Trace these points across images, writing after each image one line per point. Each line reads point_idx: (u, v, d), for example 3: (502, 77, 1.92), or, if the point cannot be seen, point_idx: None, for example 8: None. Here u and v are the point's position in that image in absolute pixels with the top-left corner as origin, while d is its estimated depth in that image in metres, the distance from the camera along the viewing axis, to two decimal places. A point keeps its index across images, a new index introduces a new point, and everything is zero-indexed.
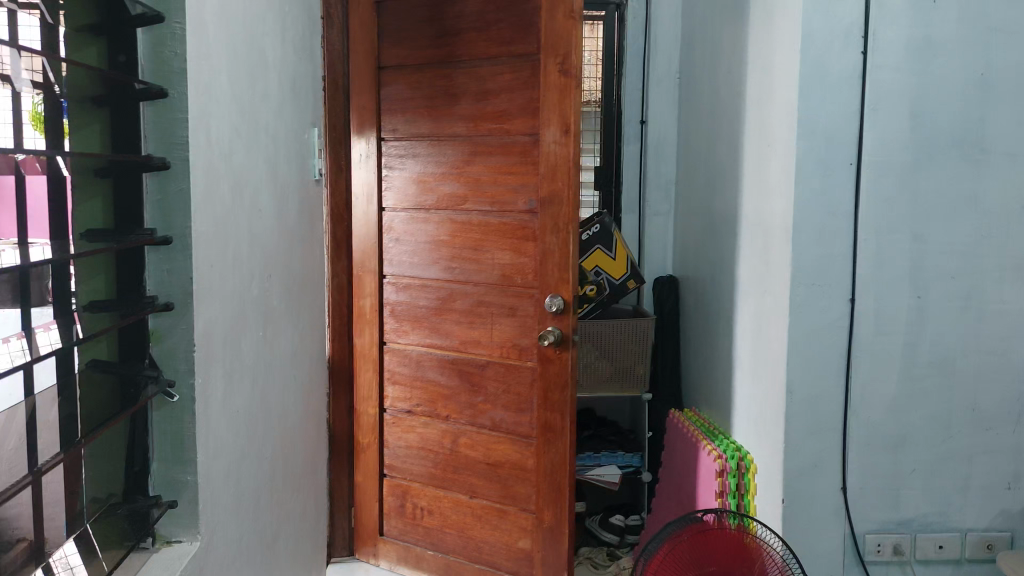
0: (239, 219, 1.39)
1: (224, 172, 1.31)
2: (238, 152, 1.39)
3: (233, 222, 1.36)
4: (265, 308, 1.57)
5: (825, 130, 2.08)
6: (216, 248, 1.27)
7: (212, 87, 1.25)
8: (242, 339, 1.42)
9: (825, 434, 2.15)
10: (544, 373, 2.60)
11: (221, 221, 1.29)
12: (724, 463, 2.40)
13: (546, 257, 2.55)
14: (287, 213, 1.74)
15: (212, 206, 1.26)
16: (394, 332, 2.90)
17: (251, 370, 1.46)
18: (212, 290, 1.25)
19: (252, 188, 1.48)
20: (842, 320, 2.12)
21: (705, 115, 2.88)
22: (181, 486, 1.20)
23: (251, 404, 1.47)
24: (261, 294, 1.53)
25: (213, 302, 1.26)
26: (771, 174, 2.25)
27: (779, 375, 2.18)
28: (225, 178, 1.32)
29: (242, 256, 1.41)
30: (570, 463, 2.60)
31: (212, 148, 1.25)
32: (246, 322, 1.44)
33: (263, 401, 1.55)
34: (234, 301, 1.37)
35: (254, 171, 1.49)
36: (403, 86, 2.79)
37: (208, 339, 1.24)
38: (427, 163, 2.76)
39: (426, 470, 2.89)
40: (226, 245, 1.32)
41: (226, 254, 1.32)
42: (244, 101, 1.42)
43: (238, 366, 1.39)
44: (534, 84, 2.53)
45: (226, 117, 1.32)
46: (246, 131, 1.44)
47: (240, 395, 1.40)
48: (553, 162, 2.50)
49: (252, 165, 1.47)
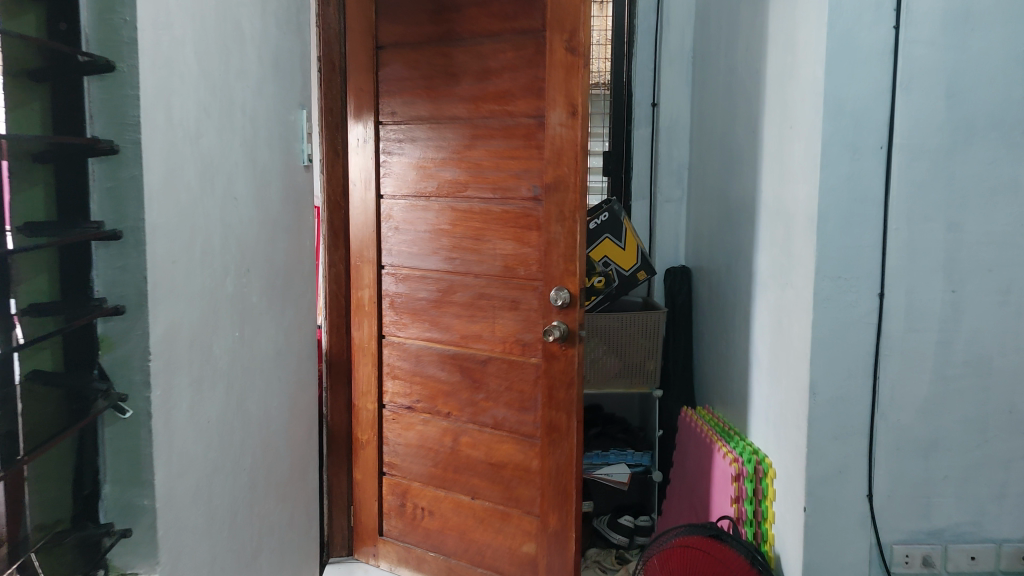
0: (209, 209, 1.24)
1: (192, 155, 1.16)
2: (210, 134, 1.25)
3: (203, 213, 1.21)
4: (243, 306, 1.43)
5: (853, 110, 1.92)
6: (181, 241, 1.12)
7: (175, 59, 1.10)
8: (215, 342, 1.27)
9: (851, 439, 2.01)
10: (548, 370, 2.46)
11: (187, 211, 1.14)
12: (740, 467, 2.32)
13: (550, 247, 2.40)
14: (270, 202, 1.60)
15: (174, 192, 1.09)
16: (393, 326, 2.77)
17: (227, 376, 1.33)
18: (177, 290, 1.10)
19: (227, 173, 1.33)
20: (871, 316, 1.98)
21: (721, 95, 2.71)
22: (137, 512, 1.03)
23: (226, 414, 1.32)
24: (236, 293, 1.38)
25: (178, 302, 1.10)
26: (794, 158, 2.09)
27: (801, 375, 2.04)
28: (190, 159, 1.15)
29: (214, 251, 1.26)
30: (576, 466, 2.46)
31: (177, 129, 1.10)
32: (221, 323, 1.30)
33: (241, 407, 1.41)
34: (203, 301, 1.20)
35: (229, 156, 1.34)
36: (400, 65, 2.65)
37: (173, 342, 1.09)
38: (427, 148, 2.62)
39: (426, 470, 2.76)
40: (194, 237, 1.17)
41: (194, 248, 1.17)
42: (215, 76, 1.28)
43: (210, 372, 1.24)
44: (540, 62, 2.37)
45: (193, 94, 1.17)
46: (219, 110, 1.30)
47: (214, 405, 1.26)
48: (558, 146, 2.35)
49: (229, 149, 1.34)
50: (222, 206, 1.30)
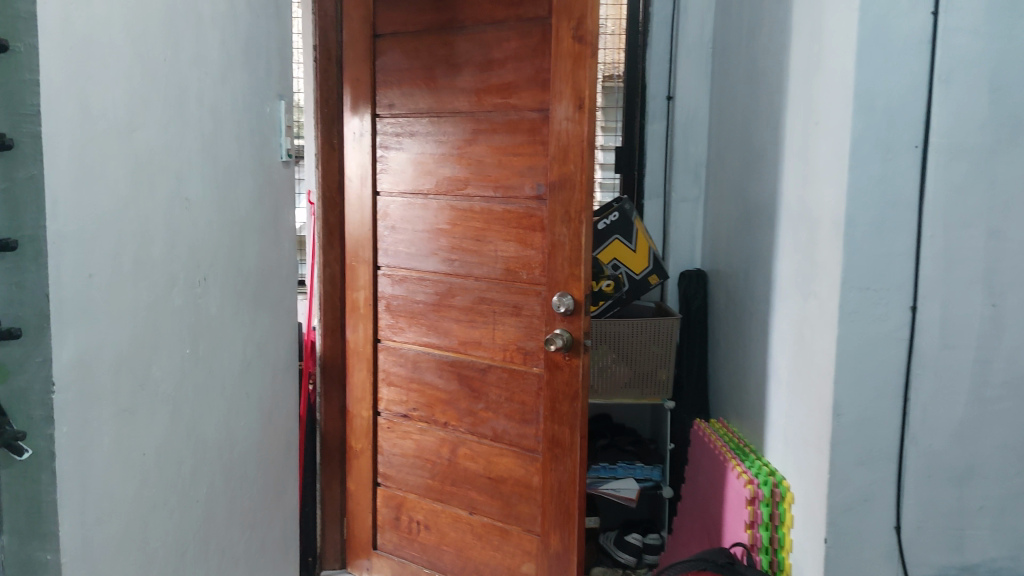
0: (149, 213, 1.09)
1: (120, 151, 1.01)
2: (151, 127, 1.09)
3: (138, 217, 1.06)
4: (199, 319, 1.27)
5: (886, 105, 1.75)
6: (102, 250, 0.97)
7: (98, 40, 0.95)
8: (156, 364, 1.12)
9: (877, 465, 1.84)
10: (551, 381, 2.29)
11: (110, 216, 0.98)
12: (755, 489, 2.13)
13: (554, 250, 2.23)
14: (238, 202, 1.44)
15: (92, 195, 0.94)
16: (390, 329, 2.61)
17: (177, 400, 1.19)
18: (96, 308, 0.95)
19: (178, 171, 1.18)
20: (901, 332, 1.80)
21: (742, 87, 2.53)
22: (39, 569, 0.88)
23: (173, 443, 1.18)
24: (190, 305, 1.24)
25: (97, 321, 0.95)
26: (820, 157, 1.91)
27: (824, 394, 1.87)
28: (116, 155, 1.00)
29: (156, 261, 1.12)
30: (580, 484, 2.28)
31: (98, 121, 0.95)
32: (166, 341, 1.15)
33: (195, 432, 1.26)
34: (137, 318, 1.05)
35: (180, 151, 1.19)
36: (399, 54, 2.49)
37: (89, 369, 0.94)
38: (426, 143, 2.46)
39: (422, 483, 2.61)
40: (124, 244, 1.02)
41: (123, 257, 1.02)
42: (160, 62, 1.12)
43: (148, 397, 1.09)
44: (545, 52, 2.20)
45: (125, 81, 1.02)
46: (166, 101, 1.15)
47: (154, 437, 1.11)
48: (564, 141, 2.17)
49: (179, 142, 1.19)
50: (167, 208, 1.15)
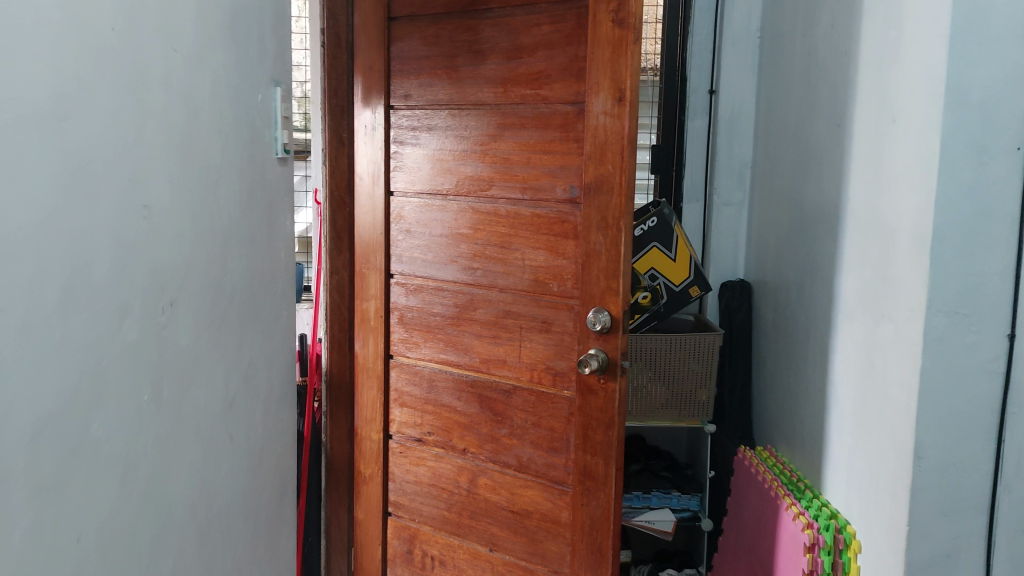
0: (71, 226, 0.86)
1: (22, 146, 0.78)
2: (74, 118, 0.86)
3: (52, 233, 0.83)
4: (157, 355, 1.04)
5: (983, 99, 1.48)
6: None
7: None
8: (80, 416, 0.89)
9: (962, 517, 1.59)
10: (584, 407, 2.05)
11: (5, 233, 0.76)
12: (814, 535, 1.88)
13: (588, 260, 1.99)
14: (219, 209, 1.21)
15: None
16: (403, 344, 2.38)
17: (115, 458, 0.96)
18: None
19: (115, 171, 0.94)
20: (994, 364, 1.55)
21: (797, 79, 2.27)
22: None
23: (113, 511, 0.96)
24: (136, 339, 1.00)
25: None
26: (897, 159, 1.66)
27: (901, 434, 1.62)
28: (9, 156, 0.76)
29: (79, 286, 0.88)
30: (615, 522, 2.04)
31: None
32: (96, 387, 0.92)
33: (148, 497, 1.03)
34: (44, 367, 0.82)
35: (129, 150, 0.96)
36: (418, 40, 2.25)
37: None
38: (445, 138, 2.22)
39: (437, 513, 2.38)
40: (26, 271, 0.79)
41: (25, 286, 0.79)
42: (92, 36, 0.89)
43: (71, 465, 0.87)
44: (581, 38, 1.96)
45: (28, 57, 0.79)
46: (108, 84, 0.92)
47: (77, 509, 0.89)
48: (602, 138, 1.93)
49: (126, 136, 0.96)
50: (102, 216, 0.92)
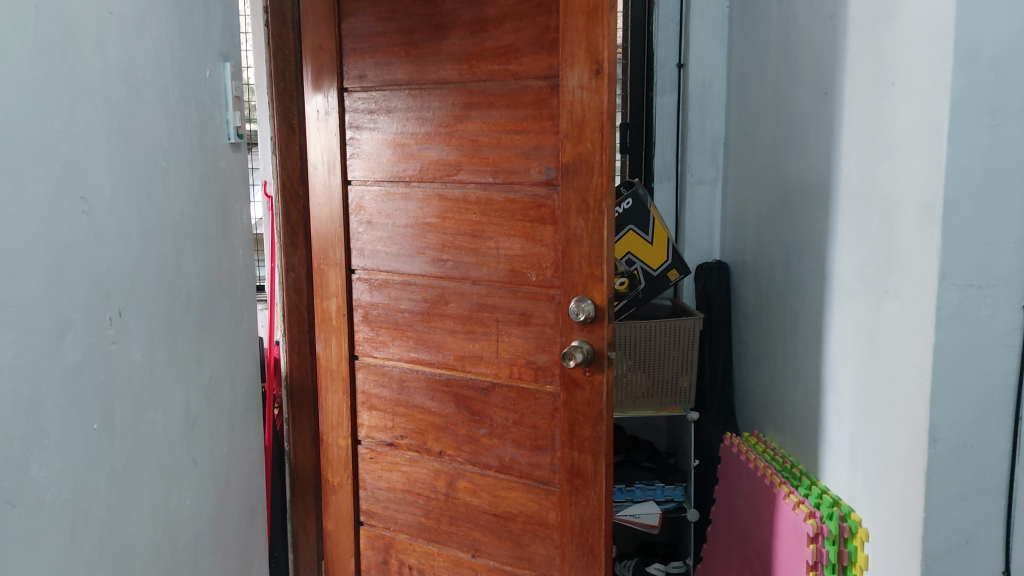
0: None
1: None
2: None
3: None
4: (99, 374, 0.88)
5: (994, 57, 1.39)
6: None
7: None
8: (5, 458, 0.73)
9: (980, 499, 1.50)
10: (569, 402, 1.92)
11: None
12: (818, 524, 1.78)
13: (569, 245, 1.86)
14: (169, 202, 1.05)
15: None
16: (370, 344, 2.22)
17: (57, 500, 0.80)
18: None
19: (40, 158, 0.78)
20: (1010, 337, 1.46)
21: (774, 48, 2.17)
22: None
23: (53, 565, 0.80)
24: (77, 357, 0.84)
25: None
26: (898, 125, 1.56)
27: (914, 416, 1.53)
28: None
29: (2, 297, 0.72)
30: (607, 520, 1.93)
31: None
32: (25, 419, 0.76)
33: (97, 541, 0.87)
34: None
35: (55, 134, 0.80)
36: (372, 16, 2.09)
37: None
38: (406, 121, 2.06)
39: (414, 520, 2.23)
40: None
41: None
42: None
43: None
44: (551, 7, 1.82)
45: None
46: (25, 52, 0.76)
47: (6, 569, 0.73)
48: (580, 115, 1.80)
49: (53, 115, 0.80)
50: (29, 212, 0.76)
